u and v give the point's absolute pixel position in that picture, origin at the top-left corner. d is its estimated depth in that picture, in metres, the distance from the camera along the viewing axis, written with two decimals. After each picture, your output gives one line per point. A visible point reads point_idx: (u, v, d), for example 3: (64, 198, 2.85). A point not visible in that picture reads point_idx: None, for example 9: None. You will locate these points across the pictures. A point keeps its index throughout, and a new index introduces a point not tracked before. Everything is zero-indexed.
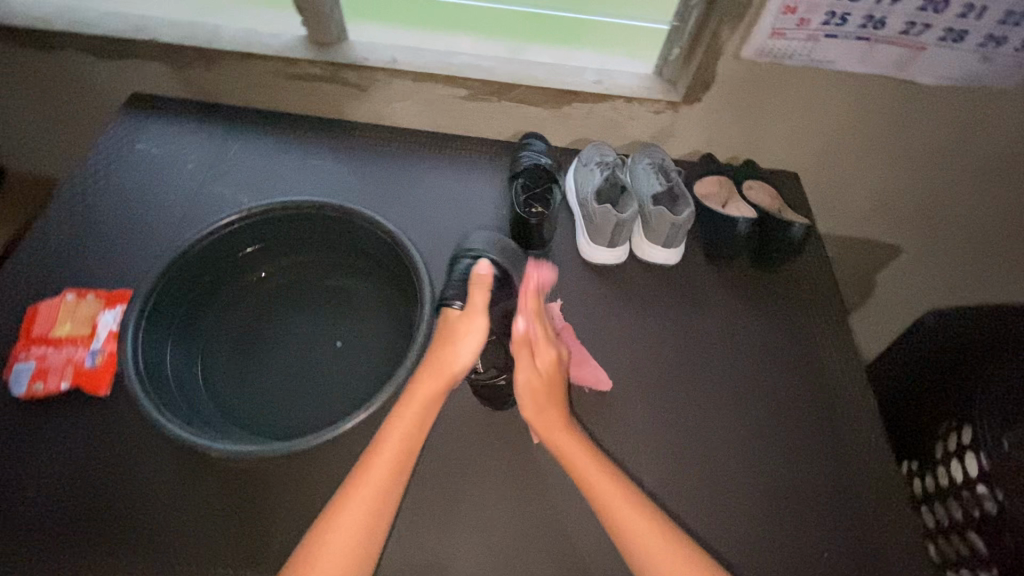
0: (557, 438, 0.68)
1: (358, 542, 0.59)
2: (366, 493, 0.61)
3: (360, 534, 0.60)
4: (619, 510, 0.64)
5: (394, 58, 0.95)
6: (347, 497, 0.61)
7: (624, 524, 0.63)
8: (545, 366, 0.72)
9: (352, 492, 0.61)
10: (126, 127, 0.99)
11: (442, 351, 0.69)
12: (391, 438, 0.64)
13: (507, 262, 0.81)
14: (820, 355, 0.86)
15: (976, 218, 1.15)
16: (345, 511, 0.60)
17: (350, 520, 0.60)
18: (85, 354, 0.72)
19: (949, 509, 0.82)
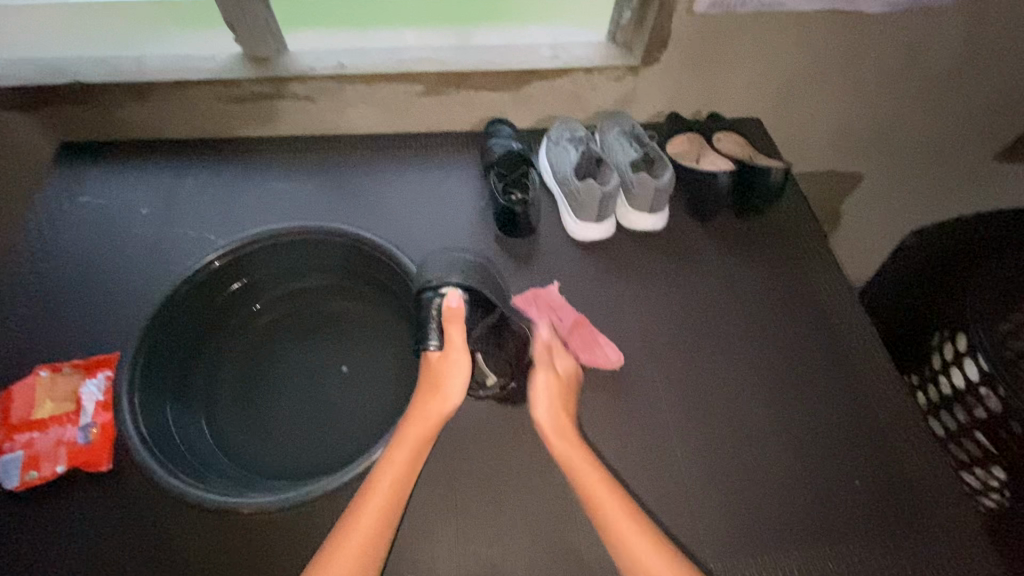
0: (563, 447, 0.66)
1: None
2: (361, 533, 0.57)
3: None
4: (615, 513, 0.61)
5: (341, 64, 0.90)
6: (347, 535, 0.57)
7: (627, 543, 0.59)
8: (559, 383, 0.73)
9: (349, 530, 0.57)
10: (64, 182, 0.91)
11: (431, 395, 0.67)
12: (386, 474, 0.61)
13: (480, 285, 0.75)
14: (815, 292, 0.88)
15: (929, 135, 1.19)
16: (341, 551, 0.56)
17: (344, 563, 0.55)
18: (75, 432, 0.67)
19: (955, 415, 0.87)
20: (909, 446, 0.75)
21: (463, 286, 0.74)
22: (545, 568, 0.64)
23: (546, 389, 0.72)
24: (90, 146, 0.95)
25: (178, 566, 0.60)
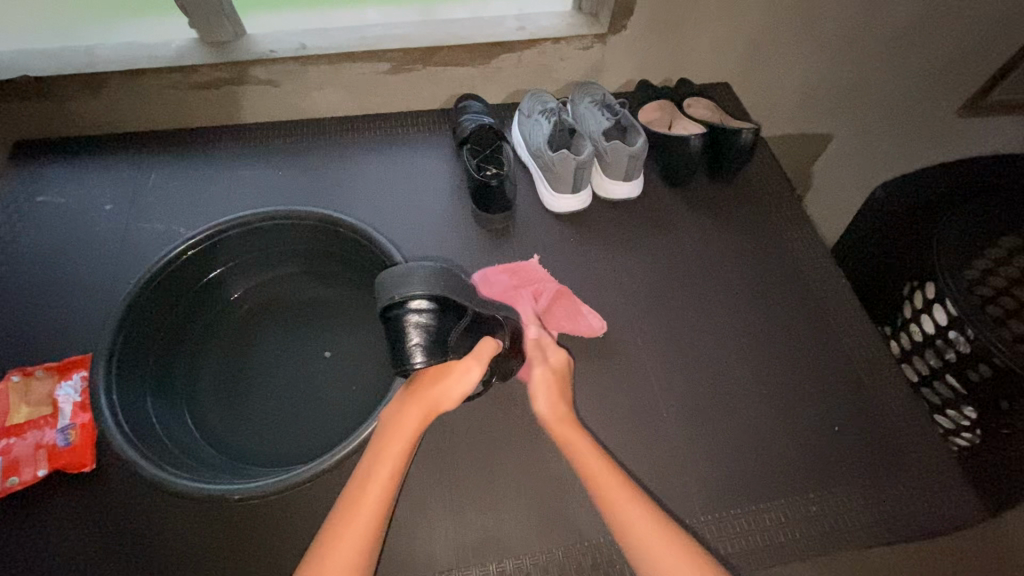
0: (563, 428, 0.65)
1: None
2: (355, 530, 0.55)
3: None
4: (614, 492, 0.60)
5: (302, 44, 0.88)
6: (341, 531, 0.55)
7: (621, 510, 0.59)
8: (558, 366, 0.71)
9: (344, 527, 0.56)
10: (21, 181, 0.88)
11: (432, 387, 0.63)
12: (379, 470, 0.59)
13: (448, 289, 0.64)
14: (789, 250, 0.90)
15: (894, 91, 1.21)
16: (334, 548, 0.54)
17: (341, 560, 0.54)
18: (53, 434, 0.65)
19: (927, 360, 0.90)
20: (884, 393, 0.78)
21: (428, 297, 0.63)
22: (540, 533, 0.65)
23: (544, 381, 0.69)
24: (45, 143, 0.92)
25: (173, 558, 0.60)
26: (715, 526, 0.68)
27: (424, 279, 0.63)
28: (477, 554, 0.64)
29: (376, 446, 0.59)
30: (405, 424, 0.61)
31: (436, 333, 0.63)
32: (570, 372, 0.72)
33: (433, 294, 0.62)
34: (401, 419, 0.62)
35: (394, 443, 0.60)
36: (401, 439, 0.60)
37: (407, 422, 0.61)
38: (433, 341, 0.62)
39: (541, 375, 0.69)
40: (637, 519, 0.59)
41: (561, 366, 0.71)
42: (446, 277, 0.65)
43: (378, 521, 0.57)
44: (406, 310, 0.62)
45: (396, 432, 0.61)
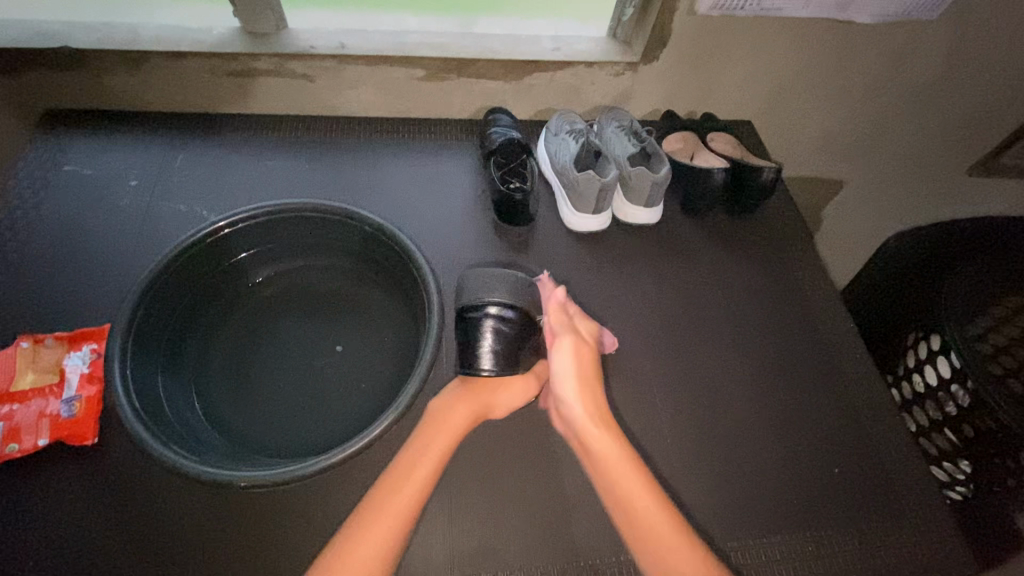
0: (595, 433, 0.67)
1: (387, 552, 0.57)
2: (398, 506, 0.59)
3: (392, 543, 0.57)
4: (623, 474, 0.63)
5: (342, 44, 0.90)
6: (387, 501, 0.59)
7: (656, 537, 0.60)
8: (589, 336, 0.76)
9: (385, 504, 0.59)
10: (48, 150, 0.88)
11: (485, 387, 0.71)
12: (424, 459, 0.64)
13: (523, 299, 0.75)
14: (800, 289, 0.92)
15: (908, 145, 1.24)
16: (375, 521, 0.58)
17: (384, 527, 0.58)
18: (58, 404, 0.65)
19: (927, 411, 0.91)
20: (885, 438, 0.79)
21: (501, 303, 0.73)
22: (537, 548, 0.65)
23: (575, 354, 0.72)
24: (74, 114, 0.92)
25: (168, 541, 0.59)
26: (711, 556, 0.68)
27: (504, 288, 0.75)
28: (473, 562, 0.63)
29: (425, 436, 0.65)
30: (456, 414, 0.68)
31: (509, 340, 0.73)
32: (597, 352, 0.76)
33: (509, 302, 0.73)
34: (448, 416, 0.68)
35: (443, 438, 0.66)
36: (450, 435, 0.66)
37: (459, 413, 0.68)
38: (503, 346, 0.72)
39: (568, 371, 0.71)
40: (645, 508, 0.61)
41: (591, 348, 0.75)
42: (521, 291, 0.76)
43: (418, 500, 0.61)
44: (482, 314, 0.72)
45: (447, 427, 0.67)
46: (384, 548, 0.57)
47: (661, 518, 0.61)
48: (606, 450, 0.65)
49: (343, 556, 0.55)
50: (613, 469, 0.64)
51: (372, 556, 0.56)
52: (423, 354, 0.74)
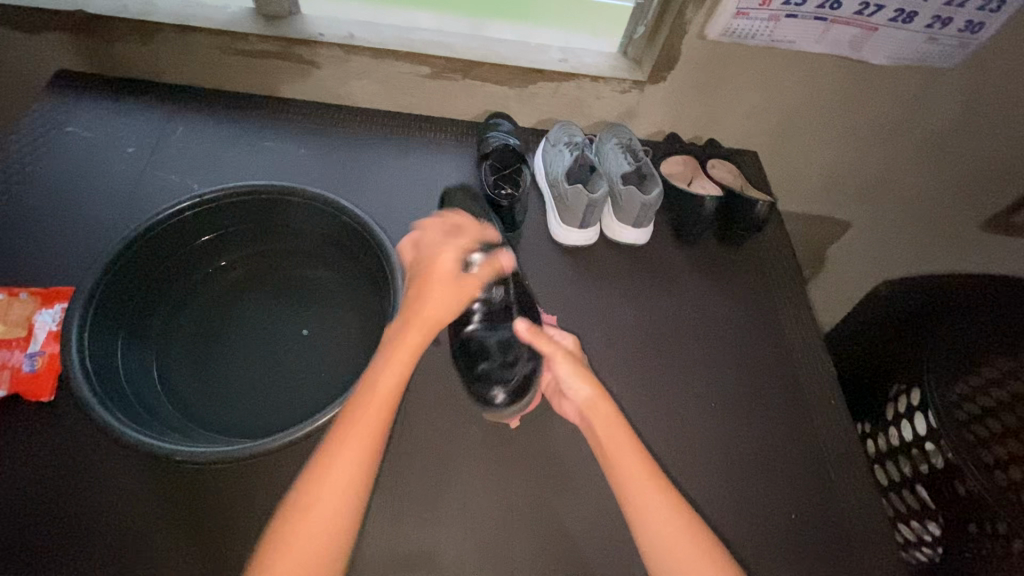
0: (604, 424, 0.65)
1: (334, 531, 0.55)
2: (337, 486, 0.56)
3: (339, 518, 0.55)
4: (620, 454, 0.63)
5: (351, 34, 0.90)
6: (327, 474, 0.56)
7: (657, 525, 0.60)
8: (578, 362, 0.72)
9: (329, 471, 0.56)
10: (53, 109, 0.89)
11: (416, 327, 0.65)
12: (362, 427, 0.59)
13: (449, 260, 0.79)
14: (783, 328, 0.90)
15: (918, 193, 1.22)
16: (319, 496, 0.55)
17: (328, 505, 0.55)
18: (21, 358, 0.66)
19: (899, 466, 0.89)
20: (850, 490, 0.77)
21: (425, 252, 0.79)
22: (473, 559, 0.64)
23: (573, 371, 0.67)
24: (83, 76, 0.93)
25: (106, 505, 0.60)
26: None
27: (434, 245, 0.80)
28: (406, 566, 0.63)
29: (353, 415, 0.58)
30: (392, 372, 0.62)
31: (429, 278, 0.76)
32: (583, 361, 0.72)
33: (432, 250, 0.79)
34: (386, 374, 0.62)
35: (375, 414, 0.59)
36: (378, 409, 0.60)
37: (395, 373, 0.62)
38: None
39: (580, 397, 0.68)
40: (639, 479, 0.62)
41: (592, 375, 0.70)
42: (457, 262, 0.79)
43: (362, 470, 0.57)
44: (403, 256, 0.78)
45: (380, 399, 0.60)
46: (330, 526, 0.55)
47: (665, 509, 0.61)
48: (610, 430, 0.65)
49: (291, 529, 0.54)
50: (612, 444, 0.64)
51: (318, 535, 0.54)
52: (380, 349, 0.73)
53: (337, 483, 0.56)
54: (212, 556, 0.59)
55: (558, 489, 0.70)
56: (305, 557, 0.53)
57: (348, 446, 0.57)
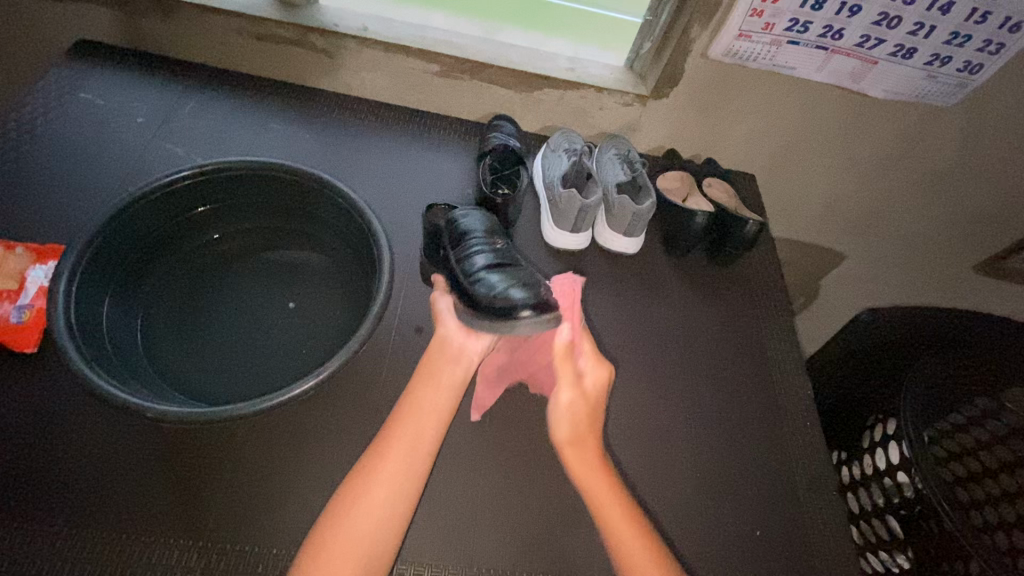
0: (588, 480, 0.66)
1: (380, 522, 0.58)
2: (385, 484, 0.60)
3: (385, 512, 0.59)
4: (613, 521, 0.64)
5: (365, 27, 0.93)
6: (379, 467, 0.61)
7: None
8: (591, 392, 0.71)
9: (380, 464, 0.61)
10: (69, 74, 0.92)
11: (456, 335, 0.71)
12: (411, 428, 0.64)
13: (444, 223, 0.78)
14: (765, 348, 0.90)
15: (911, 230, 1.23)
16: (371, 489, 0.59)
17: (376, 497, 0.59)
18: (10, 309, 0.67)
19: (872, 495, 0.89)
20: (818, 515, 0.77)
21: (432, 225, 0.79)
22: (433, 547, 0.64)
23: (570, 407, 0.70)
24: (102, 47, 0.96)
25: (75, 459, 0.61)
26: None
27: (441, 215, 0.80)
28: None
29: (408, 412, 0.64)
30: (444, 381, 0.68)
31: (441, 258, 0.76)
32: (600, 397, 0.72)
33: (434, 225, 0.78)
34: (439, 383, 0.68)
35: (427, 416, 0.65)
36: (423, 417, 0.65)
37: (445, 382, 0.68)
38: (442, 234, 0.76)
39: (574, 397, 0.71)
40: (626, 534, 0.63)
41: (594, 391, 0.71)
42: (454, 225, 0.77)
43: (412, 470, 0.62)
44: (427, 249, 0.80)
45: (427, 405, 0.66)
46: (377, 518, 0.58)
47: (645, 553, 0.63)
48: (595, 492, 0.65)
49: (338, 518, 0.58)
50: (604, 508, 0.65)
51: (368, 522, 0.58)
52: (359, 329, 0.74)
53: (384, 481, 0.60)
54: (172, 519, 0.59)
55: (525, 486, 0.70)
56: (343, 562, 0.55)
57: (396, 447, 0.62)
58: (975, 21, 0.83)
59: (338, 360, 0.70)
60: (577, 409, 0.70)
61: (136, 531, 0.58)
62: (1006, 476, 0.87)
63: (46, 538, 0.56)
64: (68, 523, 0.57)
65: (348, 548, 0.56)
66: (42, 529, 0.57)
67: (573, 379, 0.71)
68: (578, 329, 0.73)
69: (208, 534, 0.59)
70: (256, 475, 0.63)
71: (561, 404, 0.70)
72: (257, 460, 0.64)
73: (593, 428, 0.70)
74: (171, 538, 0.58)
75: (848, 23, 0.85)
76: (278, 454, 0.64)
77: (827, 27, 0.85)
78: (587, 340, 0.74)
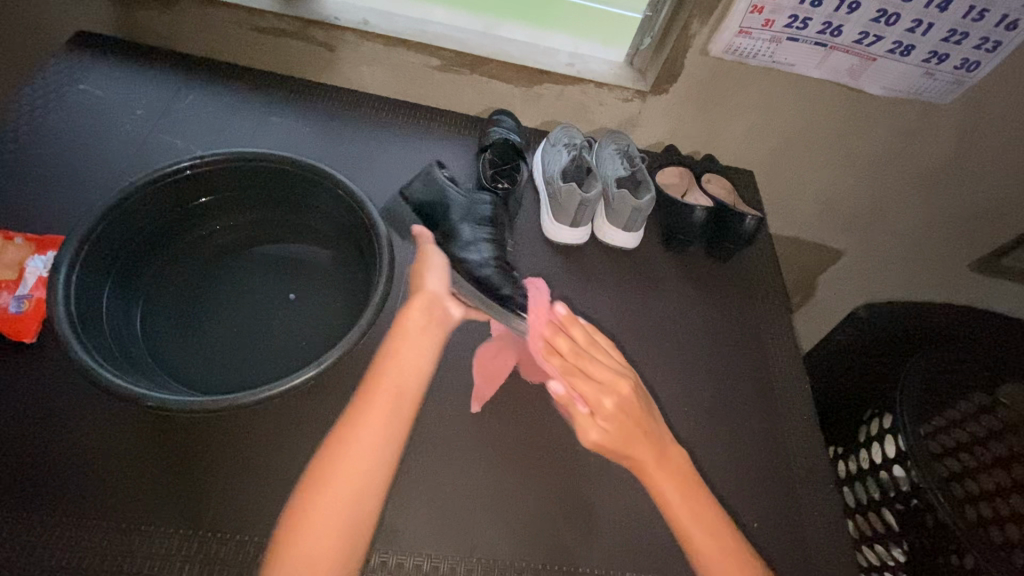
0: (663, 482, 0.64)
1: (365, 473, 0.57)
2: (372, 434, 0.59)
3: (373, 462, 0.58)
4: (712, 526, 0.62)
5: (366, 20, 0.93)
6: (365, 415, 0.60)
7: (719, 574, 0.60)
8: (616, 411, 0.65)
9: (366, 413, 0.60)
10: (67, 65, 0.91)
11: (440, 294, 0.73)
12: (395, 377, 0.64)
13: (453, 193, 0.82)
14: (763, 342, 0.91)
15: (908, 227, 1.24)
16: (358, 437, 0.59)
17: (366, 445, 0.58)
18: (8, 299, 0.67)
19: (868, 489, 0.90)
20: (814, 507, 0.77)
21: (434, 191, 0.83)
22: (433, 537, 0.64)
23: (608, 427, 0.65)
24: (100, 39, 0.95)
25: (73, 449, 0.61)
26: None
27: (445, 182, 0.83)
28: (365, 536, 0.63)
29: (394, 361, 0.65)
30: (427, 334, 0.70)
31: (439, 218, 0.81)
32: (636, 411, 0.66)
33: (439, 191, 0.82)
34: (422, 337, 0.69)
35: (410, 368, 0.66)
36: (397, 389, 0.63)
37: (427, 337, 0.69)
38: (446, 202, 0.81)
39: (602, 434, 0.66)
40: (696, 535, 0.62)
41: (615, 411, 0.65)
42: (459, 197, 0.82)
43: (399, 419, 0.62)
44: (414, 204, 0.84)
45: (409, 356, 0.67)
46: (366, 467, 0.57)
47: (720, 550, 0.61)
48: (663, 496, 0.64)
49: (325, 467, 0.56)
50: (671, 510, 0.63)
51: (354, 471, 0.56)
52: (359, 320, 0.74)
53: (360, 451, 0.58)
54: (172, 508, 0.59)
55: (524, 478, 0.70)
56: (331, 513, 0.54)
57: (380, 396, 0.62)
58: (972, 19, 0.84)
59: (339, 350, 0.70)
60: (614, 433, 0.65)
61: (136, 520, 0.58)
62: (1013, 468, 0.87)
63: (46, 527, 0.56)
64: (68, 511, 0.57)
65: (337, 499, 0.55)
66: (42, 517, 0.57)
67: (589, 412, 0.67)
68: (557, 362, 0.69)
69: (208, 524, 0.59)
70: (257, 465, 0.63)
71: (585, 418, 0.67)
72: (257, 451, 0.64)
73: (641, 453, 0.64)
74: (171, 527, 0.58)
75: (847, 19, 0.85)
76: (278, 445, 0.64)
77: (826, 24, 0.86)
78: (587, 362, 0.68)
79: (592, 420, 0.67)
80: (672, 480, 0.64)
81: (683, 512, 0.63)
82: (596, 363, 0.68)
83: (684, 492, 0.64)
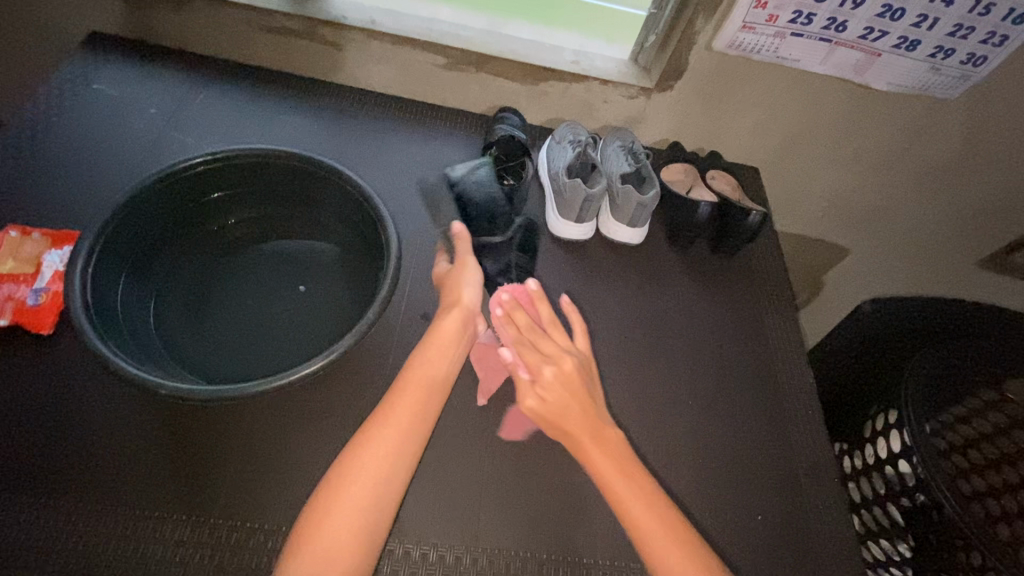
0: (598, 457, 0.64)
1: (391, 467, 0.60)
2: (400, 427, 0.62)
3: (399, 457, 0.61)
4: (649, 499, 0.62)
5: (373, 19, 0.94)
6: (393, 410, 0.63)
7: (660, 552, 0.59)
8: (563, 375, 0.67)
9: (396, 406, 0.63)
10: (82, 65, 0.93)
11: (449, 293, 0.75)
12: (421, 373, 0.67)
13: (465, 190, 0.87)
14: (767, 337, 0.91)
15: (914, 224, 1.23)
16: (384, 431, 0.61)
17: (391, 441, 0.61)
18: (27, 292, 0.68)
19: (873, 484, 0.90)
20: (817, 503, 0.77)
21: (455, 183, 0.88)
22: (440, 527, 0.65)
23: (549, 384, 0.66)
24: (114, 39, 0.97)
25: (90, 438, 0.62)
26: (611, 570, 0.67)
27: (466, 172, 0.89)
28: None
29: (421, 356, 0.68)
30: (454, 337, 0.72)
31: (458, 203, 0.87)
32: (576, 376, 0.67)
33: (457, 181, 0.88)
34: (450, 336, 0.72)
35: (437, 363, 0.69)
36: (427, 383, 0.67)
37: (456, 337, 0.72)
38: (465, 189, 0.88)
39: (541, 403, 0.66)
40: (636, 510, 0.61)
41: (562, 378, 0.67)
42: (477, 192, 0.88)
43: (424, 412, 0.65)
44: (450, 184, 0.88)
45: (436, 351, 0.70)
46: (388, 462, 0.60)
47: (661, 526, 0.60)
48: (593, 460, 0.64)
49: (354, 469, 0.58)
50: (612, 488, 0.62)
51: (377, 469, 0.59)
52: (367, 313, 0.75)
53: (391, 443, 0.61)
54: (184, 495, 0.61)
55: (529, 469, 0.71)
56: (355, 502, 0.57)
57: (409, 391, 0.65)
58: (979, 13, 0.84)
59: (347, 342, 0.72)
60: (551, 391, 0.66)
61: (150, 506, 0.60)
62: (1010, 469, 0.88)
63: (62, 513, 0.58)
64: (85, 498, 0.59)
65: (361, 490, 0.57)
66: (60, 503, 0.58)
67: (531, 380, 0.67)
68: (512, 332, 0.71)
69: (220, 510, 0.60)
70: (267, 455, 0.64)
71: (524, 384, 0.67)
72: (267, 440, 0.65)
73: (575, 424, 0.65)
74: (184, 514, 0.60)
75: (852, 15, 0.85)
76: (288, 435, 0.66)
77: (830, 19, 0.86)
78: (538, 336, 0.70)
79: (528, 384, 0.67)
80: (619, 465, 0.63)
81: (611, 476, 0.63)
82: (547, 340, 0.70)
83: (611, 462, 0.63)
